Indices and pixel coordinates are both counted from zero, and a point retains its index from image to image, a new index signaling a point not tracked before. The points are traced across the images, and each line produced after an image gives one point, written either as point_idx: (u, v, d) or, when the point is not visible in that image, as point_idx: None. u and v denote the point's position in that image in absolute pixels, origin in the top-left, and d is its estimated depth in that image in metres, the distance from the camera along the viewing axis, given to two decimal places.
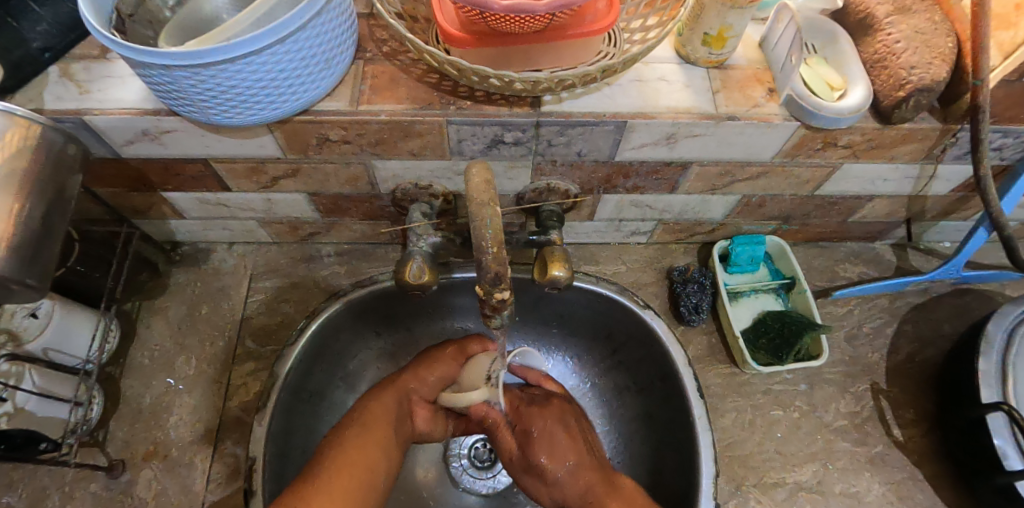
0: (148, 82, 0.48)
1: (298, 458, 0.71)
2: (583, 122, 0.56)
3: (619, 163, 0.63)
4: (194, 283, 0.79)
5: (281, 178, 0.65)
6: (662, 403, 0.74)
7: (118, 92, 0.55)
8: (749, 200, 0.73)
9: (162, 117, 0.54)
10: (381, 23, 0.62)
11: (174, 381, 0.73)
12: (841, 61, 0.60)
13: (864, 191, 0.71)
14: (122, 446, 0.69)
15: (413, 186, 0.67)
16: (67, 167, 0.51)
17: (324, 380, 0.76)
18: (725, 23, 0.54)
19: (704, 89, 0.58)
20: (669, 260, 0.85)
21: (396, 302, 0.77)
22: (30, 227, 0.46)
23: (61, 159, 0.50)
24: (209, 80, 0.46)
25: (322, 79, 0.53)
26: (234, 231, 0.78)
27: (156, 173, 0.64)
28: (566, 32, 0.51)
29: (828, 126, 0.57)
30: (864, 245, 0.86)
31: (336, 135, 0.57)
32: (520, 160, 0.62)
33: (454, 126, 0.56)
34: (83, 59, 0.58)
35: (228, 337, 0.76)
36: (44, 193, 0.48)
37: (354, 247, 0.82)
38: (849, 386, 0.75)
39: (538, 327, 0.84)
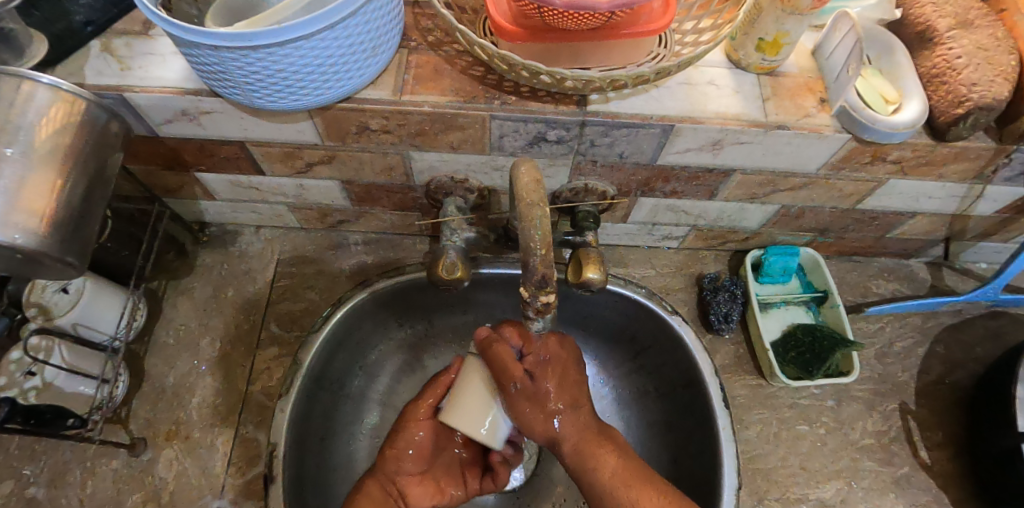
0: (193, 62, 0.47)
1: (316, 446, 0.70)
2: (629, 123, 0.55)
3: (660, 167, 0.62)
4: (220, 265, 0.79)
5: (316, 164, 0.64)
6: (684, 409, 0.73)
7: (160, 71, 0.54)
8: (788, 211, 0.71)
9: (204, 97, 0.53)
10: (426, 12, 0.60)
11: (197, 362, 0.73)
12: (895, 75, 0.58)
13: (906, 208, 0.69)
14: (144, 425, 0.69)
15: (449, 179, 0.66)
16: (109, 145, 0.50)
17: (345, 369, 0.75)
18: (782, 29, 0.52)
19: (754, 95, 0.57)
20: (698, 267, 0.84)
21: (419, 294, 0.77)
22: (71, 205, 0.46)
23: (104, 136, 0.50)
24: (257, 63, 0.45)
25: (368, 67, 0.52)
26: (262, 215, 0.78)
27: (191, 153, 0.63)
28: (621, 31, 0.49)
29: (880, 140, 0.56)
30: (898, 261, 0.84)
31: (377, 125, 0.57)
32: (560, 158, 0.61)
33: (498, 122, 0.55)
34: (125, 35, 0.57)
35: (252, 321, 0.76)
36: (86, 170, 0.47)
37: (381, 236, 0.82)
38: (876, 404, 0.74)
39: (562, 326, 0.83)
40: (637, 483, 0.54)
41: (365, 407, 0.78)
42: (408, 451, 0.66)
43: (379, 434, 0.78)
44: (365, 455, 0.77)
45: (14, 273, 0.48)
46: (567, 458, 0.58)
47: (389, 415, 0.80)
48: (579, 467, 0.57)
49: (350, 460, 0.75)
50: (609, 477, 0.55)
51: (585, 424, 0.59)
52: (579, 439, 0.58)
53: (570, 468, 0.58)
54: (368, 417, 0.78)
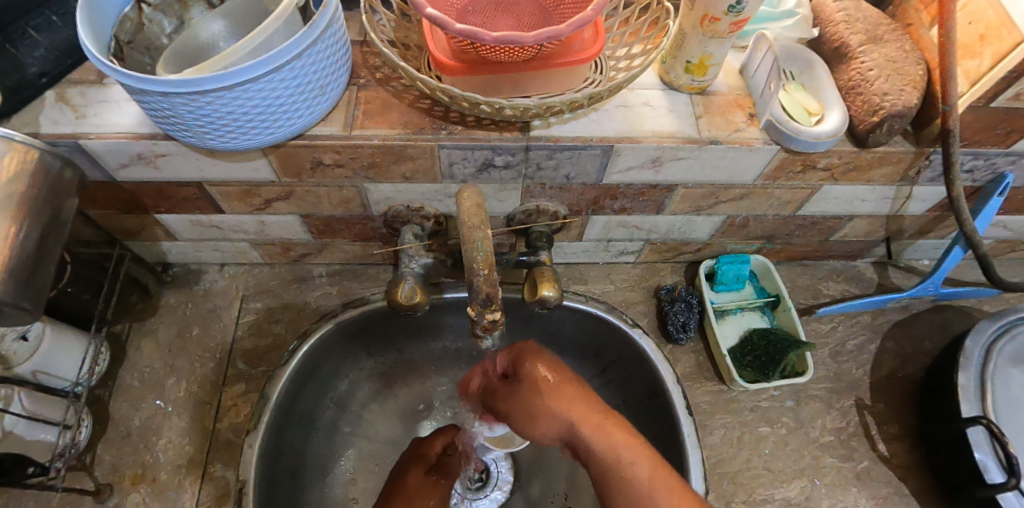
0: (146, 108, 0.49)
1: (287, 480, 0.71)
2: (570, 146, 0.58)
3: (606, 186, 0.65)
4: (185, 304, 0.79)
5: (274, 201, 0.66)
6: (651, 420, 0.75)
7: (114, 117, 0.56)
8: (733, 221, 0.75)
9: (157, 141, 0.55)
10: (373, 50, 0.63)
11: (163, 403, 0.72)
12: (817, 88, 0.62)
13: (843, 211, 0.73)
14: (109, 470, 0.67)
15: (405, 208, 0.68)
16: (63, 191, 0.52)
17: (315, 401, 0.76)
18: (706, 52, 0.56)
19: (687, 114, 0.60)
20: (656, 279, 0.87)
21: (386, 322, 0.78)
22: (25, 252, 0.47)
23: (57, 183, 0.51)
24: (206, 106, 0.47)
25: (316, 105, 0.55)
26: (225, 252, 0.79)
27: (149, 195, 0.64)
28: (555, 60, 0.53)
29: (807, 150, 0.59)
30: (845, 263, 0.89)
31: (329, 159, 0.59)
32: (510, 183, 0.64)
33: (445, 150, 0.58)
34: (80, 84, 0.60)
35: (219, 359, 0.75)
36: (40, 216, 0.49)
37: (347, 267, 0.83)
38: (834, 402, 0.77)
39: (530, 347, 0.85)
40: (674, 483, 0.48)
41: (339, 438, 0.79)
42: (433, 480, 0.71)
43: (353, 465, 0.78)
44: (341, 487, 0.77)
45: None
46: (589, 443, 0.50)
47: (362, 445, 0.80)
48: (617, 453, 0.49)
49: (324, 492, 0.75)
50: (647, 478, 0.48)
51: (602, 406, 0.52)
52: (594, 422, 0.50)
53: (595, 454, 0.49)
54: (341, 448, 0.79)
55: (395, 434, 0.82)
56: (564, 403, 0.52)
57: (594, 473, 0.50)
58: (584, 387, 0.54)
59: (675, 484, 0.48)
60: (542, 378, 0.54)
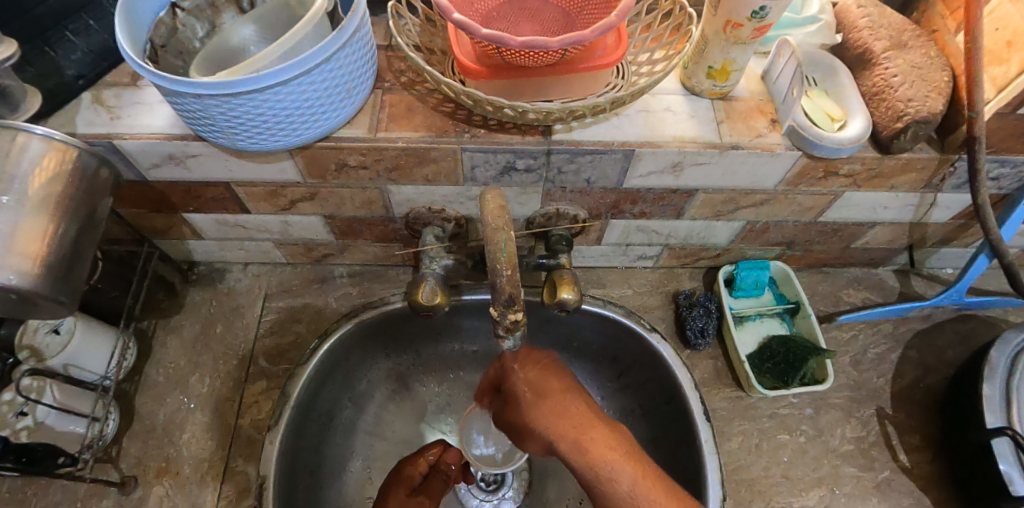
0: (179, 109, 0.51)
1: (305, 477, 0.72)
2: (592, 150, 0.58)
3: (626, 190, 0.66)
4: (209, 302, 0.81)
5: (299, 202, 0.67)
6: (668, 425, 0.75)
7: (147, 119, 0.58)
8: (753, 227, 0.75)
9: (188, 142, 0.57)
10: (399, 54, 0.64)
11: (187, 398, 0.74)
12: (840, 94, 0.61)
13: (865, 218, 0.73)
14: (134, 463, 0.69)
15: (427, 210, 0.69)
16: (99, 189, 0.53)
17: (333, 400, 0.77)
18: (728, 58, 0.56)
19: (709, 119, 0.61)
20: (674, 284, 0.87)
21: (404, 323, 0.79)
22: (63, 249, 0.48)
23: (94, 182, 0.52)
24: (237, 108, 0.49)
25: (343, 108, 0.56)
26: (249, 252, 0.80)
27: (179, 195, 0.66)
28: (578, 65, 0.53)
29: (830, 156, 0.59)
30: (867, 270, 0.88)
31: (355, 161, 0.60)
32: (531, 187, 0.65)
33: (468, 154, 0.59)
34: (114, 86, 0.61)
35: (241, 356, 0.77)
36: (77, 213, 0.50)
37: (367, 268, 0.84)
38: (854, 411, 0.76)
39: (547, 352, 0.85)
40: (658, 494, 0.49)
41: (355, 438, 0.80)
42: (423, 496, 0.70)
43: (369, 465, 0.79)
44: (358, 487, 0.77)
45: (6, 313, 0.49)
46: (568, 457, 0.52)
47: (379, 445, 0.81)
48: (595, 467, 0.50)
49: (341, 491, 0.76)
50: (630, 489, 0.49)
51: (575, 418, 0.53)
52: (571, 435, 0.52)
53: (575, 469, 0.52)
54: (358, 447, 0.79)
55: (412, 434, 0.83)
56: (542, 414, 0.55)
57: (583, 485, 0.52)
58: (565, 396, 0.56)
59: (659, 487, 0.49)
60: (524, 394, 0.57)
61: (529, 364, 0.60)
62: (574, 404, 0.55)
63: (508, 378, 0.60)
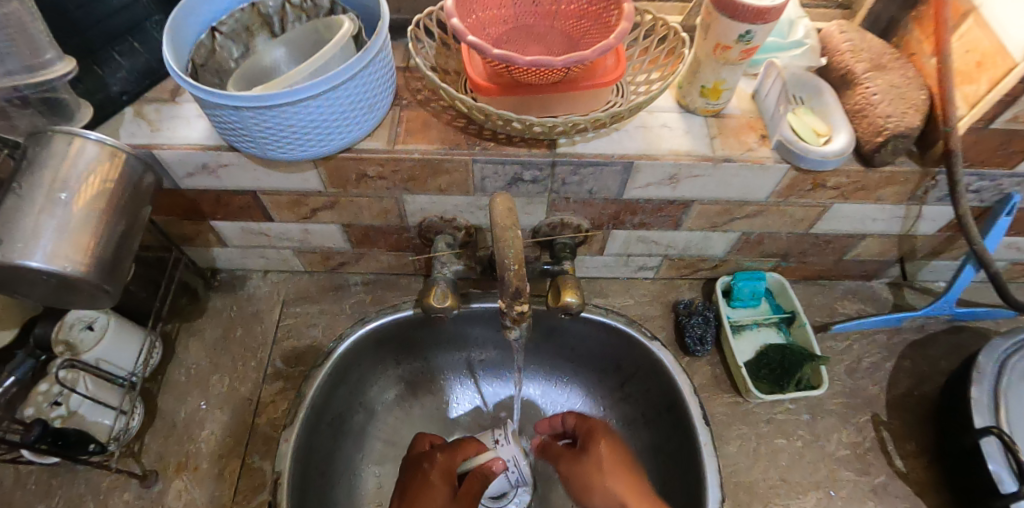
0: (217, 121, 0.56)
1: (318, 478, 0.74)
2: (594, 162, 0.63)
3: (626, 200, 0.70)
4: (231, 308, 0.85)
5: (320, 210, 0.72)
6: (669, 432, 0.78)
7: (185, 131, 0.63)
8: (748, 238, 0.79)
9: (222, 152, 0.62)
10: (416, 75, 0.70)
11: (207, 397, 0.77)
12: (825, 112, 0.66)
13: (855, 230, 0.76)
14: (155, 458, 0.72)
15: (440, 219, 0.73)
16: (143, 190, 0.58)
17: (346, 404, 0.80)
18: (719, 77, 0.61)
19: (702, 135, 0.65)
20: (675, 294, 0.90)
21: (415, 331, 0.83)
22: (112, 243, 0.53)
23: (140, 184, 0.57)
24: (270, 120, 0.54)
25: (364, 122, 0.61)
26: (270, 260, 0.85)
27: (208, 203, 0.71)
28: (580, 84, 0.58)
29: (816, 169, 0.63)
30: (861, 283, 0.91)
31: (373, 171, 0.65)
32: (536, 197, 0.69)
33: (479, 164, 0.63)
34: (155, 102, 0.67)
35: (260, 358, 0.80)
36: (126, 211, 0.54)
37: (380, 277, 0.88)
38: (850, 417, 0.78)
39: (553, 361, 0.88)
40: None
41: (366, 443, 0.83)
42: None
43: (379, 469, 0.81)
44: (368, 490, 0.80)
45: (58, 301, 0.53)
46: None
47: (388, 450, 0.83)
48: None
49: (351, 493, 0.78)
50: None
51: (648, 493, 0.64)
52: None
53: None
54: (368, 451, 0.82)
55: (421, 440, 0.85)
56: (619, 478, 0.65)
57: None
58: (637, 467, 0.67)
59: None
60: (602, 458, 0.67)
61: (604, 435, 0.70)
62: (644, 483, 0.66)
63: (588, 441, 0.69)
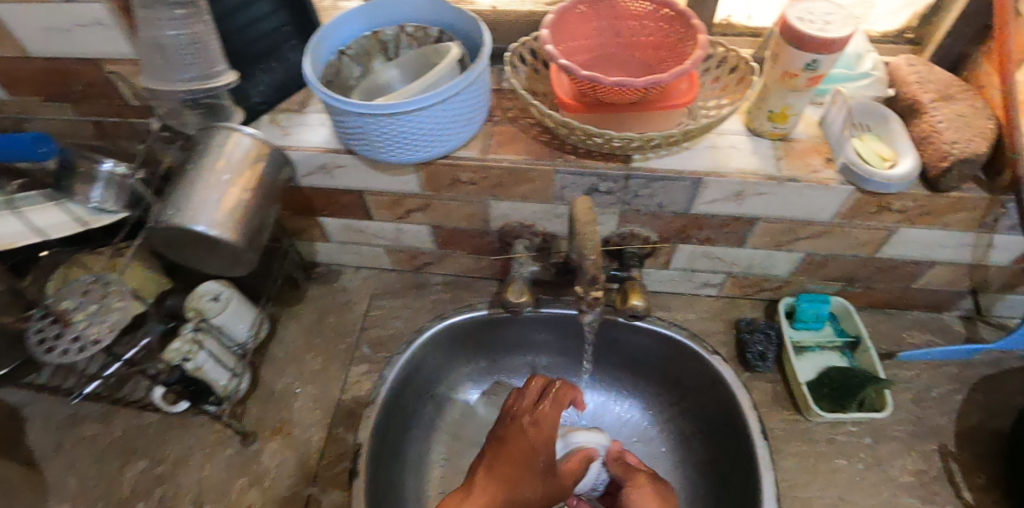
0: (342, 127, 0.67)
1: (392, 457, 0.81)
2: (666, 177, 0.69)
3: (694, 215, 0.75)
4: (325, 297, 0.95)
5: (414, 211, 0.81)
6: (726, 447, 0.80)
7: (311, 136, 0.75)
8: (812, 259, 0.81)
9: (340, 154, 0.72)
10: (507, 96, 0.79)
11: (300, 372, 0.86)
12: (891, 139, 0.69)
13: (923, 257, 0.78)
14: (255, 420, 0.81)
15: (520, 224, 0.81)
16: (280, 178, 0.69)
17: (419, 393, 0.88)
18: (786, 103, 0.66)
19: (769, 156, 0.70)
20: (736, 313, 0.92)
21: (486, 331, 0.90)
22: (256, 219, 0.63)
23: (279, 173, 0.68)
24: (387, 127, 0.64)
25: (462, 133, 0.70)
26: (363, 256, 0.95)
27: (320, 200, 0.82)
28: (655, 104, 0.65)
29: (880, 191, 0.66)
30: (930, 315, 0.91)
31: (466, 177, 0.73)
32: (609, 207, 0.75)
33: (560, 175, 0.71)
34: (286, 111, 0.79)
35: (347, 343, 0.89)
36: (267, 193, 0.65)
37: (458, 278, 0.96)
38: (914, 445, 0.77)
39: (613, 371, 0.93)
40: None
41: (434, 433, 0.89)
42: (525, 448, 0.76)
43: (444, 458, 0.88)
44: (433, 476, 0.86)
45: (207, 264, 0.64)
46: None
47: (453, 441, 0.90)
48: None
49: (419, 477, 0.85)
50: None
51: None
52: None
53: None
54: (436, 441, 0.89)
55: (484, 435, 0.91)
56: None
57: None
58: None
59: None
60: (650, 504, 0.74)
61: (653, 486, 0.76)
62: None
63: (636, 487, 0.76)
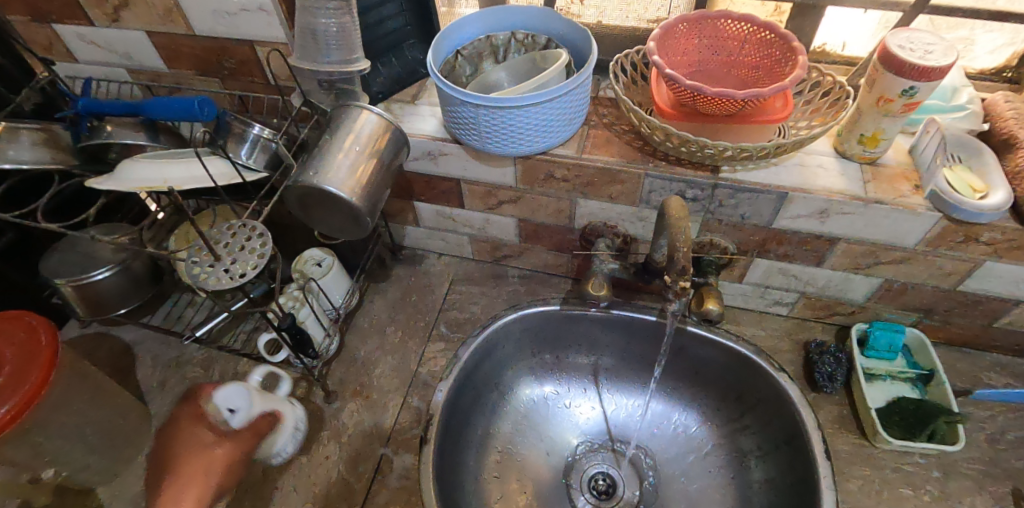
0: (456, 116, 0.73)
1: (456, 434, 0.85)
2: (753, 189, 0.72)
3: (775, 230, 0.78)
4: (408, 277, 1.02)
5: (505, 203, 0.87)
6: (786, 466, 0.80)
7: (421, 125, 0.83)
8: (891, 286, 0.82)
9: (447, 143, 0.80)
10: (605, 103, 0.85)
11: (382, 343, 0.92)
12: (984, 172, 0.70)
13: (1010, 294, 0.77)
14: (338, 381, 0.87)
15: (603, 224, 0.85)
16: (401, 156, 0.75)
17: (487, 378, 0.92)
18: (879, 127, 0.69)
19: (857, 178, 0.72)
20: (806, 335, 0.93)
21: (555, 327, 0.94)
22: (376, 191, 0.70)
23: (400, 149, 0.74)
24: (499, 119, 0.70)
25: (563, 132, 0.75)
26: (447, 243, 1.02)
27: (420, 185, 0.89)
28: (751, 118, 0.69)
29: (968, 220, 0.67)
30: (1012, 358, 0.89)
31: (560, 174, 0.79)
32: (694, 215, 0.79)
33: (650, 179, 0.75)
34: (399, 102, 0.87)
35: (425, 321, 0.95)
36: (387, 169, 0.72)
37: (534, 273, 1.01)
38: (986, 484, 0.76)
39: (671, 381, 0.94)
40: None
41: (496, 419, 0.94)
42: (201, 448, 0.77)
43: (502, 444, 0.92)
44: (491, 459, 0.90)
45: (330, 226, 0.72)
46: None
47: (513, 430, 0.94)
48: None
49: (478, 459, 0.89)
50: None
51: None
52: None
53: None
54: (496, 427, 0.93)
55: (541, 427, 0.95)
56: None
57: None
58: None
59: None
60: None
61: None
62: None
63: None
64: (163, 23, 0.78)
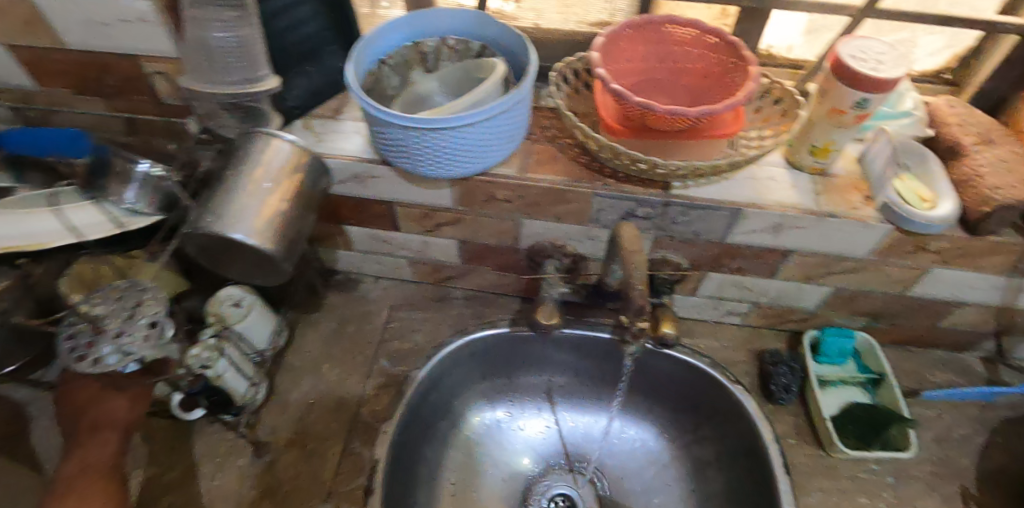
0: (382, 137, 0.65)
1: (404, 476, 0.78)
2: (705, 206, 0.68)
3: (729, 244, 0.74)
4: (344, 306, 0.94)
5: (444, 225, 0.80)
6: (746, 481, 0.78)
7: (343, 144, 0.74)
8: (841, 294, 0.81)
9: (375, 165, 0.71)
10: (546, 114, 0.79)
11: (318, 382, 0.84)
12: (929, 179, 0.69)
13: (953, 297, 0.78)
14: (269, 430, 0.79)
15: (551, 244, 0.80)
16: (321, 186, 0.67)
17: (434, 409, 0.86)
18: (830, 139, 0.66)
19: (809, 190, 0.70)
20: (760, 343, 0.92)
21: (506, 349, 0.89)
22: (295, 228, 0.62)
23: (320, 179, 0.67)
24: (430, 141, 0.62)
25: (503, 150, 0.69)
26: (385, 266, 0.94)
27: (349, 208, 0.81)
28: (702, 133, 0.64)
29: (920, 231, 0.66)
30: (952, 354, 0.91)
31: (501, 195, 0.72)
32: (644, 232, 0.75)
33: (598, 198, 0.70)
34: (319, 117, 0.78)
35: (366, 354, 0.88)
36: (307, 202, 0.64)
37: (481, 293, 0.95)
38: (937, 486, 0.77)
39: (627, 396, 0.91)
40: None
41: (448, 451, 0.88)
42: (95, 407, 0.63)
43: (455, 477, 0.86)
44: (444, 495, 0.83)
45: (244, 271, 0.64)
46: None
47: (466, 460, 0.88)
48: None
49: (430, 496, 0.82)
50: None
51: None
52: None
53: None
54: (448, 459, 0.87)
55: (496, 453, 0.89)
56: None
57: None
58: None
59: None
60: None
61: None
62: None
63: None
64: (20, 35, 0.65)
